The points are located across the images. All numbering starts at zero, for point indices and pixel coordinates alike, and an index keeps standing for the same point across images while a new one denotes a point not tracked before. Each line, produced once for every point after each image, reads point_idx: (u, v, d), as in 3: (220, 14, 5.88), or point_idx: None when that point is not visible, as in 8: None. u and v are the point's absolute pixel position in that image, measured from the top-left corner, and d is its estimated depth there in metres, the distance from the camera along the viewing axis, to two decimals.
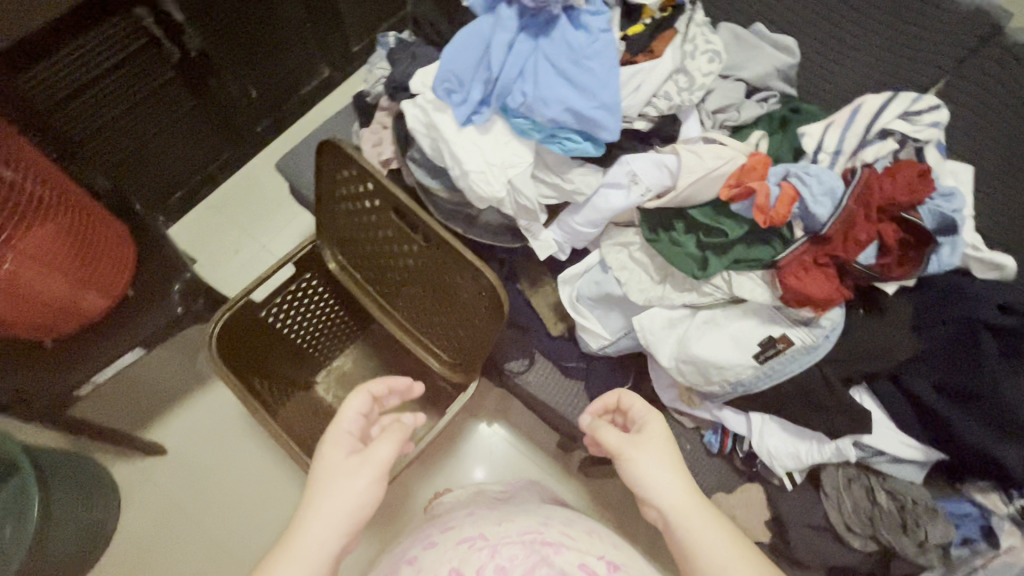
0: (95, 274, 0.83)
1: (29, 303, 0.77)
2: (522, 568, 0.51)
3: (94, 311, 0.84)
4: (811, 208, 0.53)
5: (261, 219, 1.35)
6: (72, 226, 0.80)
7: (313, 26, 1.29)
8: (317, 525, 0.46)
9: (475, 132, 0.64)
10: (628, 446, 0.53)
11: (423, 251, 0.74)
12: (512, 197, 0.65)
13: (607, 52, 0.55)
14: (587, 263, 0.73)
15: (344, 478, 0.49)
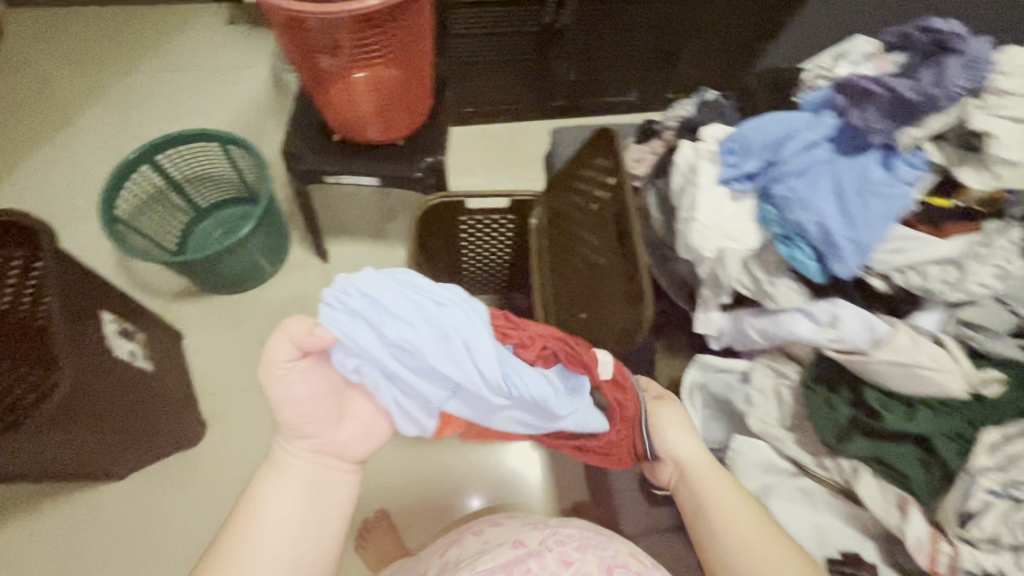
0: (389, 117, 1.07)
1: (344, 106, 1.04)
2: (575, 544, 0.70)
3: (367, 136, 1.10)
4: (415, 386, 0.62)
5: (507, 171, 1.60)
6: (402, 81, 1.02)
7: (644, 58, 1.51)
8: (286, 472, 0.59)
9: (725, 193, 0.73)
10: (659, 420, 0.77)
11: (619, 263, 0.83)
12: (714, 264, 0.73)
13: (891, 202, 0.67)
14: (733, 368, 0.90)
15: (279, 478, 0.59)
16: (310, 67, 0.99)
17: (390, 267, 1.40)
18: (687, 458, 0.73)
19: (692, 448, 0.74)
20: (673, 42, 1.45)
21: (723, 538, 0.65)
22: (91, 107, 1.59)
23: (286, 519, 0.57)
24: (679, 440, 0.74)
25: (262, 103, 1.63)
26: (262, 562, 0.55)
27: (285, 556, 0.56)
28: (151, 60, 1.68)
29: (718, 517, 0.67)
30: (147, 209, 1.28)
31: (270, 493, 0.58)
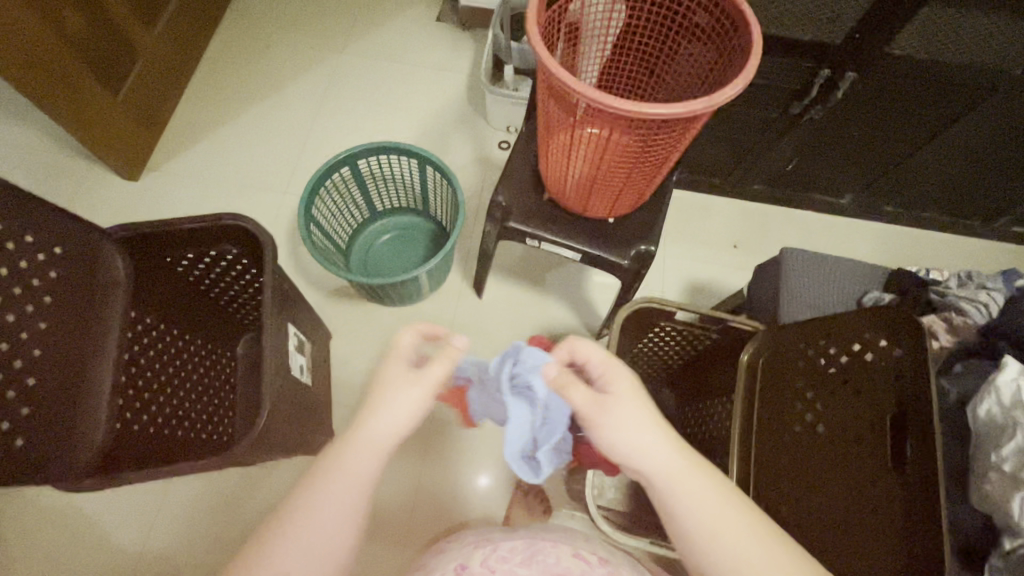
0: (610, 197, 0.97)
1: (571, 174, 0.95)
2: (519, 559, 0.75)
3: (579, 205, 1.00)
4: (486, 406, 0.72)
5: (682, 248, 1.48)
6: (643, 173, 0.91)
7: (882, 168, 1.33)
8: (367, 468, 0.57)
9: None
10: (597, 413, 0.59)
11: (899, 483, 0.66)
12: None
13: None
14: None
15: (362, 464, 0.57)
16: (563, 141, 0.89)
17: (542, 324, 1.35)
18: (621, 433, 0.58)
19: (620, 429, 0.58)
20: (926, 158, 1.26)
21: (697, 530, 0.55)
22: (297, 78, 1.64)
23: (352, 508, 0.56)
24: (624, 431, 0.57)
25: (453, 112, 1.60)
26: (348, 499, 0.56)
27: (346, 494, 0.56)
28: (359, 43, 1.70)
29: (702, 528, 0.55)
30: (336, 206, 1.29)
31: (379, 421, 0.59)
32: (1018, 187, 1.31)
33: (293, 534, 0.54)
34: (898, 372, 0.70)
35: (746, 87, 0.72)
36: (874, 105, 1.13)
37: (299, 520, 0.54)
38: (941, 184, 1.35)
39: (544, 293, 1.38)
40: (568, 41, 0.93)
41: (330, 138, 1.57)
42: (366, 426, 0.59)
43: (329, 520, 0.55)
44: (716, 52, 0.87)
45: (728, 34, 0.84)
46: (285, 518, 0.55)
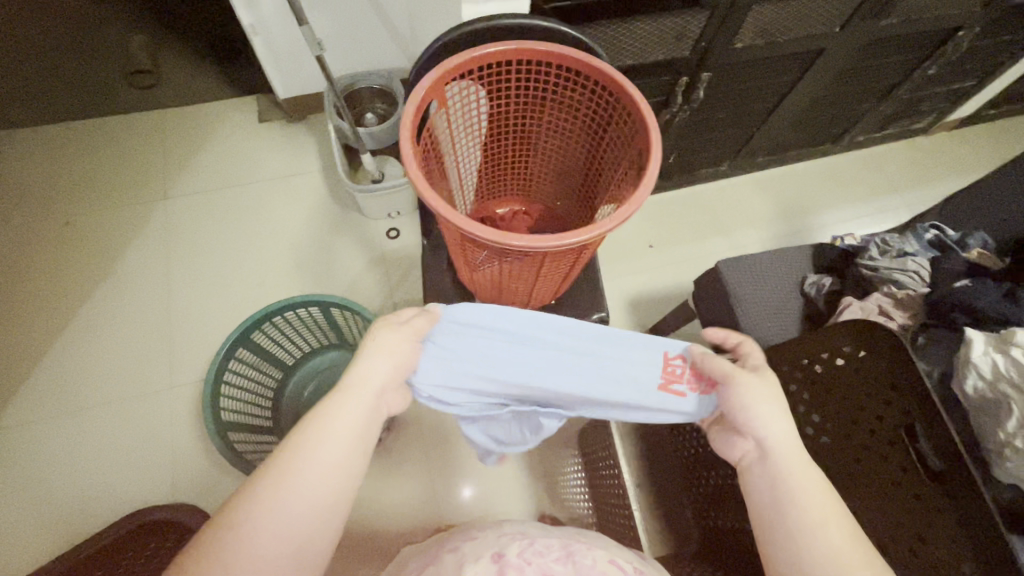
0: (545, 292, 0.89)
1: (499, 286, 0.86)
2: (558, 554, 0.57)
3: (517, 304, 0.92)
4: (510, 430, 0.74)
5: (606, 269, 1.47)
6: (570, 268, 0.83)
7: (749, 133, 1.41)
8: (340, 419, 0.54)
9: None
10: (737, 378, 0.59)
11: (937, 492, 0.66)
12: None
13: None
14: None
15: (337, 412, 0.54)
16: (480, 264, 0.81)
17: None
18: (768, 456, 0.55)
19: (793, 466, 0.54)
20: (781, 114, 1.35)
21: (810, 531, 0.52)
22: (126, 248, 1.37)
23: (334, 450, 0.53)
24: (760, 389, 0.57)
25: (324, 218, 1.44)
26: (355, 439, 0.54)
27: (365, 422, 0.55)
28: (182, 179, 1.46)
29: (810, 517, 0.52)
30: (245, 392, 1.11)
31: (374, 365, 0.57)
32: (852, 110, 1.46)
33: (309, 457, 0.52)
34: (886, 369, 0.73)
35: (659, 171, 0.69)
36: (730, 91, 1.18)
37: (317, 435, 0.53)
38: (799, 127, 1.46)
39: None
40: (442, 154, 0.84)
41: (195, 298, 1.33)
42: (359, 374, 0.57)
43: (338, 445, 0.53)
44: (596, 119, 0.82)
45: (603, 103, 0.78)
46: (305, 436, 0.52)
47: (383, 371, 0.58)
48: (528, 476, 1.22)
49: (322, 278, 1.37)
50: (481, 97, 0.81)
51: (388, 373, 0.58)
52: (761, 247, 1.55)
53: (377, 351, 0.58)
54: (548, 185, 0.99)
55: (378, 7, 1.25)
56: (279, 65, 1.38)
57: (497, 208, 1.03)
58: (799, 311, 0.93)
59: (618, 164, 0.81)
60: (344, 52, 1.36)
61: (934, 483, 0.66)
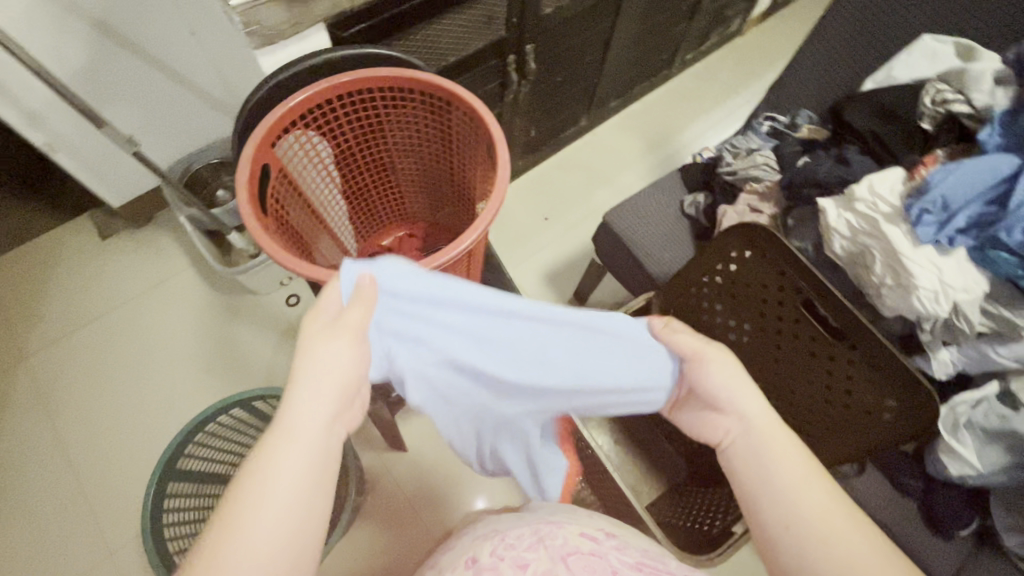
0: None
1: None
2: (528, 541, 0.53)
3: None
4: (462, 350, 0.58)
5: (513, 256, 1.48)
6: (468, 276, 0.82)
7: (594, 85, 1.48)
8: (289, 454, 0.43)
9: (934, 252, 0.66)
10: (707, 350, 0.57)
11: (843, 348, 0.74)
12: (950, 317, 0.68)
13: None
14: (982, 392, 0.72)
15: (285, 442, 0.43)
16: None
17: None
18: (715, 377, 0.55)
19: (755, 406, 0.53)
20: (614, 58, 1.42)
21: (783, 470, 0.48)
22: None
23: (301, 485, 0.42)
24: (718, 374, 0.55)
25: (214, 311, 1.34)
26: (312, 474, 0.43)
27: (316, 447, 0.44)
28: (37, 328, 1.30)
29: (789, 485, 0.47)
30: (195, 524, 1.01)
31: (325, 356, 0.47)
32: (672, 35, 1.56)
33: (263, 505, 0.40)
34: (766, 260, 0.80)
35: (511, 157, 0.69)
36: (558, 55, 1.22)
37: (273, 450, 0.43)
38: (633, 65, 1.55)
39: None
40: (302, 209, 0.80)
41: (102, 447, 1.19)
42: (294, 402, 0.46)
43: (292, 490, 0.41)
44: (440, 125, 0.81)
45: (439, 109, 0.78)
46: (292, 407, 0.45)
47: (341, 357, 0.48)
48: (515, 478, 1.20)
49: (233, 371, 1.28)
50: (318, 142, 0.78)
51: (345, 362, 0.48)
52: (644, 182, 1.62)
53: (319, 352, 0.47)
54: (422, 202, 0.98)
55: (183, 82, 1.16)
56: (102, 175, 1.26)
57: (382, 241, 1.00)
58: (687, 232, 0.99)
59: (476, 162, 0.81)
60: (167, 138, 1.26)
61: (837, 341, 0.74)
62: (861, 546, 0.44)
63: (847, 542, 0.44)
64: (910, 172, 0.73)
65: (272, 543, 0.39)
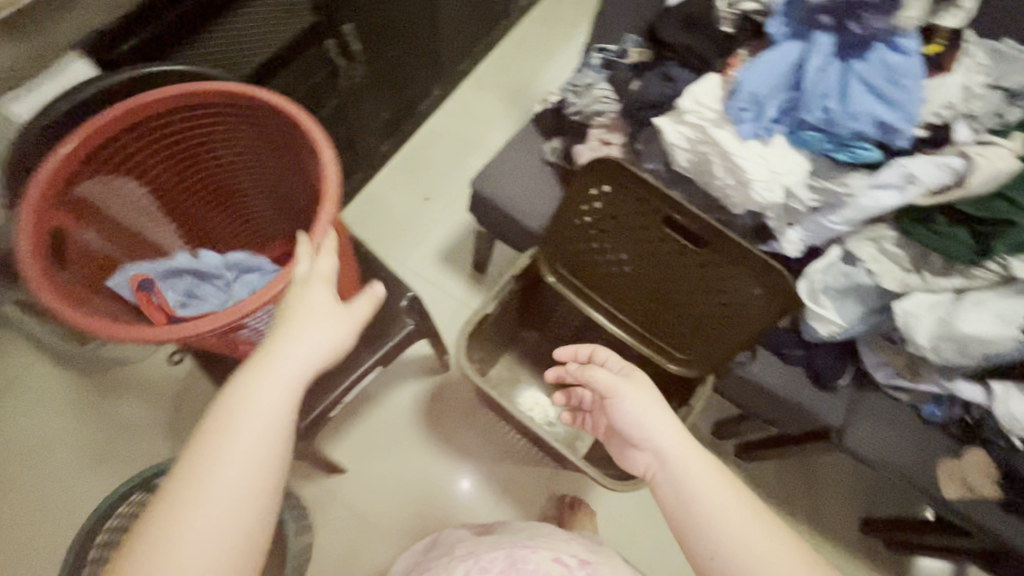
0: None
1: None
2: (501, 565, 0.66)
3: (319, 344, 0.86)
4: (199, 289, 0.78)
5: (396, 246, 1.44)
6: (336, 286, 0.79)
7: (433, 49, 1.41)
8: (254, 414, 0.48)
9: (757, 145, 0.71)
10: (622, 386, 0.70)
11: (706, 255, 0.79)
12: (784, 200, 0.74)
13: (915, 73, 0.63)
14: (830, 256, 0.80)
15: (241, 407, 0.48)
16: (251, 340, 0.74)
17: (412, 413, 1.23)
18: (632, 408, 0.67)
19: (672, 435, 0.63)
20: (445, 17, 1.36)
21: (697, 484, 0.58)
22: None
23: (267, 438, 0.47)
24: (636, 406, 0.67)
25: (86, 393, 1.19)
26: (274, 427, 0.48)
27: (282, 410, 0.49)
28: None
29: (702, 500, 0.57)
30: None
31: (302, 331, 0.53)
32: None
33: (231, 452, 0.46)
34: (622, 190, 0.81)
35: (338, 155, 0.66)
36: (383, 27, 1.15)
37: (242, 401, 0.48)
38: (469, 20, 1.49)
39: (380, 396, 1.24)
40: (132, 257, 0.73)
41: None
42: (267, 369, 0.50)
43: (263, 440, 0.47)
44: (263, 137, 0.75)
45: (254, 120, 0.72)
46: (205, 443, 0.46)
47: (327, 336, 0.54)
48: (463, 460, 1.20)
49: (125, 455, 1.13)
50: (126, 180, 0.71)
51: (330, 337, 0.54)
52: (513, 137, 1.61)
53: (294, 328, 0.54)
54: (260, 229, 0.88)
55: None
56: None
57: None
58: (554, 178, 1.00)
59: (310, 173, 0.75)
60: None
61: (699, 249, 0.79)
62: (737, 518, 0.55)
63: (744, 531, 0.54)
64: (726, 74, 0.76)
65: (205, 548, 0.43)
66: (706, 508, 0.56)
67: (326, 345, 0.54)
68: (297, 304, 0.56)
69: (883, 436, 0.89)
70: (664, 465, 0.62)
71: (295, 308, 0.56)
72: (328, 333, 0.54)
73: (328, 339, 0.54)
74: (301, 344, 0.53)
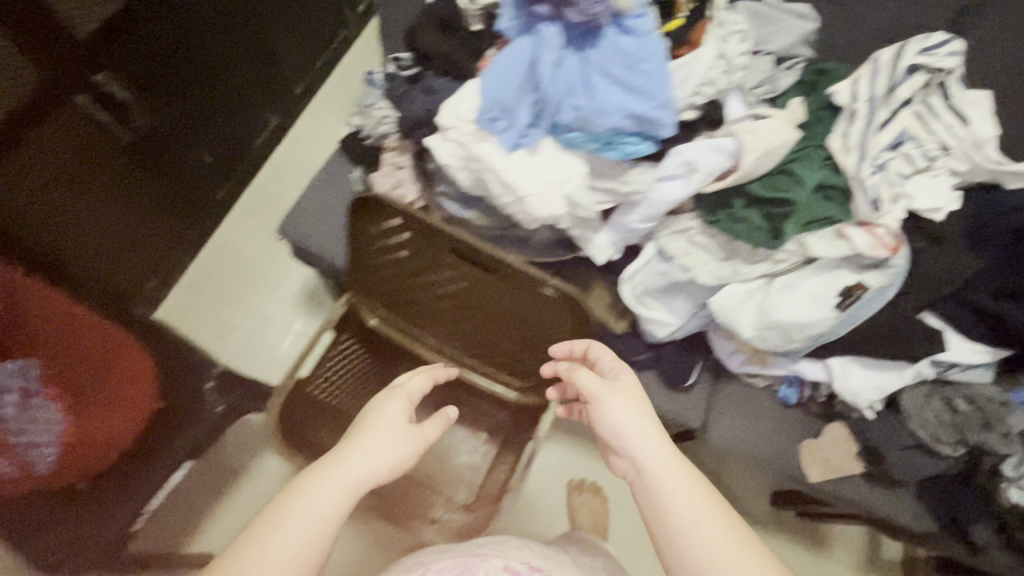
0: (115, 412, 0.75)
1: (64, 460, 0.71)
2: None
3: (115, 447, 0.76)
4: None
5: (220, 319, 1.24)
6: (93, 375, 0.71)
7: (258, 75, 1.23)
8: (280, 537, 0.44)
9: (524, 154, 0.63)
10: (602, 389, 0.55)
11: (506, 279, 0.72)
12: (571, 210, 0.66)
13: (657, 51, 0.54)
14: (645, 254, 0.74)
15: (265, 531, 0.44)
16: None
17: None
18: (614, 410, 0.53)
19: (653, 455, 0.50)
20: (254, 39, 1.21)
21: (681, 519, 0.46)
22: None
23: (295, 560, 0.44)
24: (620, 407, 0.53)
25: None
26: (306, 554, 0.44)
27: (317, 529, 0.45)
28: None
29: (694, 543, 0.45)
30: None
31: (357, 457, 0.50)
32: None
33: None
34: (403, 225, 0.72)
35: None
36: (165, 62, 0.99)
37: (258, 539, 0.44)
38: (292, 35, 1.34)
39: None
40: None
41: None
42: (323, 477, 0.48)
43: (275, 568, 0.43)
44: None
45: None
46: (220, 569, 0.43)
47: (360, 463, 0.50)
48: None
49: None
50: None
51: (367, 467, 0.50)
52: None
53: (338, 453, 0.51)
54: None
55: None
56: None
57: None
58: None
59: None
60: None
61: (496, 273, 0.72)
62: (728, 559, 0.44)
63: None
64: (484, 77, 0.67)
65: None
66: (687, 556, 0.45)
67: (378, 473, 0.51)
68: (383, 406, 0.58)
69: (743, 429, 0.84)
70: (643, 496, 0.49)
71: (372, 423, 0.55)
72: (361, 466, 0.50)
73: (379, 469, 0.51)
74: (356, 461, 0.50)
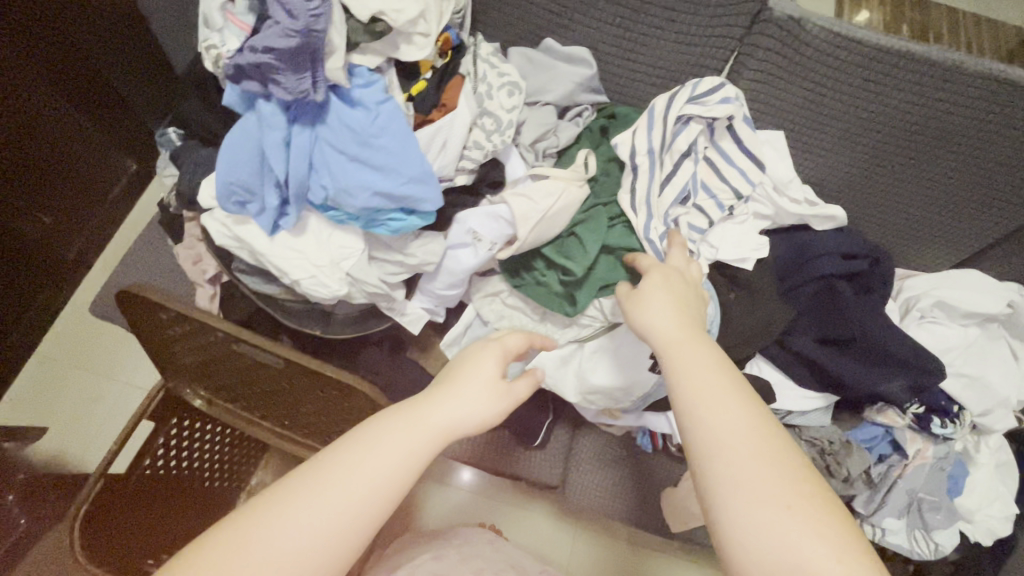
0: None
1: None
2: None
3: None
4: None
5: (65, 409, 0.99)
6: None
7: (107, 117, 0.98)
8: (323, 496, 0.38)
9: (287, 237, 0.56)
10: (649, 311, 0.46)
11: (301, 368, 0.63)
12: (356, 289, 0.58)
13: (393, 123, 0.49)
14: (464, 320, 0.66)
15: (298, 494, 0.38)
16: None
17: None
18: (671, 336, 0.43)
19: (725, 387, 0.40)
20: None
21: (738, 480, 0.37)
22: None
23: (330, 533, 0.37)
24: (671, 330, 0.44)
25: None
26: (345, 524, 0.38)
27: (370, 485, 0.39)
28: None
29: (765, 499, 0.36)
30: None
31: (454, 398, 0.43)
32: None
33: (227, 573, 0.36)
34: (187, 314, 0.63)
35: None
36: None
37: (282, 506, 0.38)
38: None
39: None
40: None
41: None
42: (341, 448, 0.40)
43: (316, 534, 0.37)
44: None
45: None
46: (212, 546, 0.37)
47: (434, 414, 0.42)
48: None
49: None
50: None
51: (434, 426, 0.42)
52: None
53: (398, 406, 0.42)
54: None
55: None
56: None
57: None
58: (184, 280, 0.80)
59: None
60: None
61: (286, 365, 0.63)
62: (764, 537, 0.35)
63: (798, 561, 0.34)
64: None
65: None
66: (748, 519, 0.36)
67: (465, 422, 0.42)
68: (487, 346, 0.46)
69: (601, 483, 0.79)
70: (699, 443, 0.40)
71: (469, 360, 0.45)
72: (445, 423, 0.42)
73: (466, 416, 0.43)
74: (400, 422, 0.41)
